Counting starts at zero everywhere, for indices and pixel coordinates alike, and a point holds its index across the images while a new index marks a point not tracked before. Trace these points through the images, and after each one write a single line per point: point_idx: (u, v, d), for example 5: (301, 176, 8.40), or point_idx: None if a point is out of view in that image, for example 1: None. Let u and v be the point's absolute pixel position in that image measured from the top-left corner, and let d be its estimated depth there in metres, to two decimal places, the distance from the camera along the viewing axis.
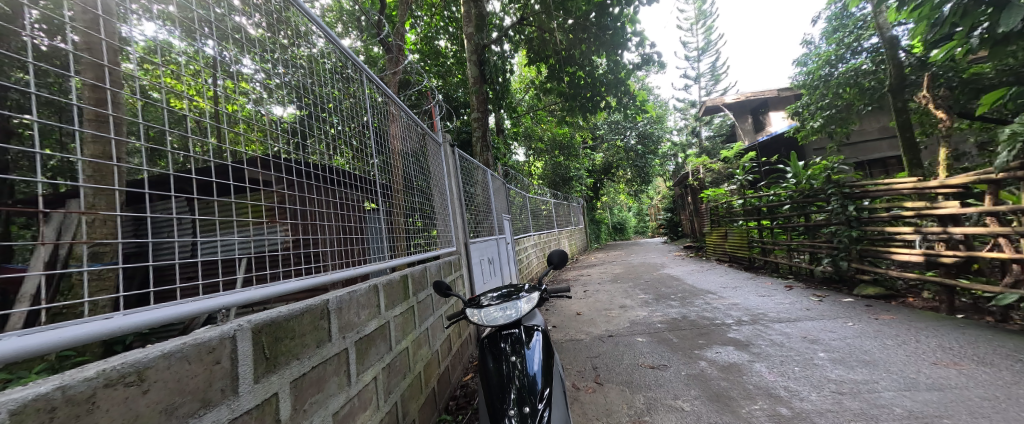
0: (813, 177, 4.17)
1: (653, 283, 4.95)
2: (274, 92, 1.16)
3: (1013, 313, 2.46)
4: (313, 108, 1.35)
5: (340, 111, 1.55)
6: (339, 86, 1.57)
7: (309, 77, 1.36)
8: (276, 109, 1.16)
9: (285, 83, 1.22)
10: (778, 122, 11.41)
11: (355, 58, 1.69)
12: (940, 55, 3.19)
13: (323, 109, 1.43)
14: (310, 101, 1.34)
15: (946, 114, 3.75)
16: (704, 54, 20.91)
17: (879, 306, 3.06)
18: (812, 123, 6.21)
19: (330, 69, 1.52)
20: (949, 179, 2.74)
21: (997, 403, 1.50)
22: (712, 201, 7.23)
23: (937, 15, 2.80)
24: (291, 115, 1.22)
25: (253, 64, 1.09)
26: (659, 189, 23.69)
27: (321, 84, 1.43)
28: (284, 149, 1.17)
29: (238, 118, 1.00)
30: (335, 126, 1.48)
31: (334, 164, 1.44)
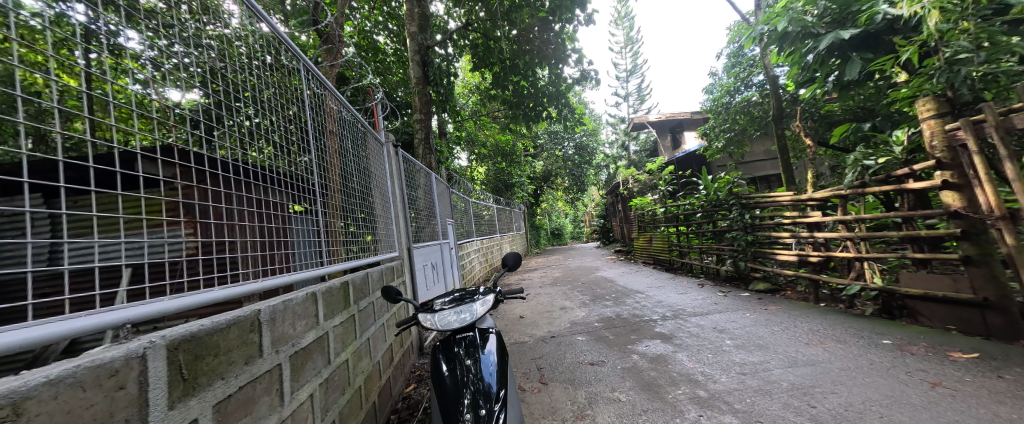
0: (719, 190, 4.84)
1: (589, 285, 5.24)
2: (168, 75, 0.96)
3: (857, 300, 3.12)
4: (223, 95, 1.15)
5: (260, 101, 1.36)
6: (258, 74, 1.37)
7: (219, 61, 1.16)
8: (172, 94, 0.96)
9: (188, 66, 1.02)
10: (691, 141, 12.94)
11: (283, 36, 1.51)
12: (807, 94, 3.95)
13: (238, 98, 1.23)
14: (220, 87, 1.14)
15: (812, 142, 4.64)
16: (631, 76, 23.06)
17: (768, 298, 3.65)
18: (715, 144, 7.21)
19: (245, 53, 1.31)
20: (813, 194, 3.36)
21: (849, 372, 1.88)
22: (639, 209, 7.93)
23: (803, 62, 3.50)
24: (192, 102, 1.02)
25: (141, 39, 0.88)
26: (592, 198, 25.29)
27: (236, 70, 1.24)
28: (185, 139, 0.98)
29: (124, 104, 0.81)
30: (252, 119, 1.29)
31: (251, 161, 1.24)
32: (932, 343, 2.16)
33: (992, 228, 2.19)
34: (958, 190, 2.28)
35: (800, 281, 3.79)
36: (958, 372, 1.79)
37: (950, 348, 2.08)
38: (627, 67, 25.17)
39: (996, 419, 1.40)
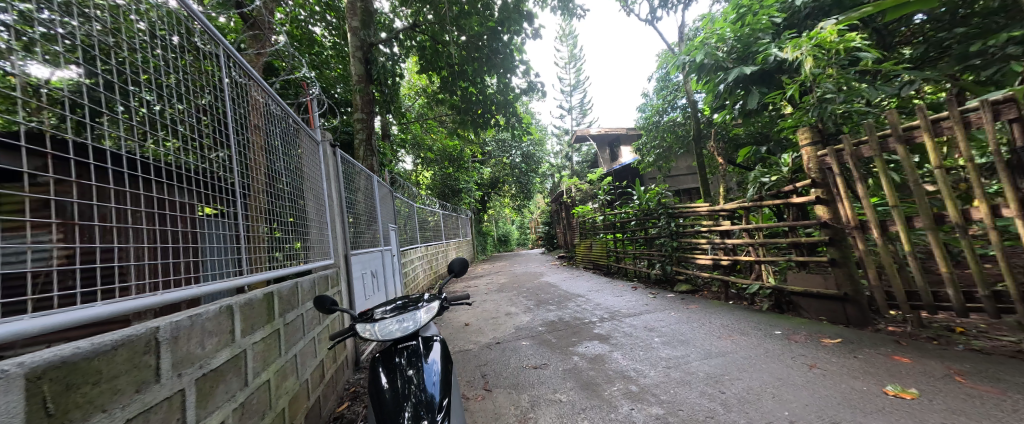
0: (649, 200, 5.30)
1: (534, 290, 5.37)
2: (31, 46, 0.73)
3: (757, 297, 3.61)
4: (114, 76, 0.93)
5: (165, 86, 1.13)
6: (163, 55, 1.15)
7: (110, 36, 0.94)
8: (34, 68, 0.74)
9: (64, 38, 0.80)
10: (627, 155, 13.96)
11: (197, 14, 1.29)
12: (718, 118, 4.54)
13: (135, 80, 1.01)
14: (111, 67, 0.92)
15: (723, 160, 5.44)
16: (575, 90, 24.31)
17: (689, 298, 4.07)
18: (647, 158, 7.91)
19: (146, 29, 1.08)
20: (724, 206, 3.83)
21: (752, 360, 2.18)
22: (581, 216, 8.35)
23: (716, 89, 4.08)
24: (66, 81, 0.80)
25: None
26: (537, 205, 26.00)
27: (134, 47, 1.02)
28: (53, 125, 0.77)
29: None
30: (153, 106, 1.07)
31: (147, 156, 1.03)
32: (812, 332, 2.59)
33: (848, 236, 2.69)
34: (827, 204, 2.77)
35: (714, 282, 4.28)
36: (828, 355, 2.17)
37: (823, 335, 2.50)
38: (571, 82, 26.52)
39: (855, 392, 1.72)
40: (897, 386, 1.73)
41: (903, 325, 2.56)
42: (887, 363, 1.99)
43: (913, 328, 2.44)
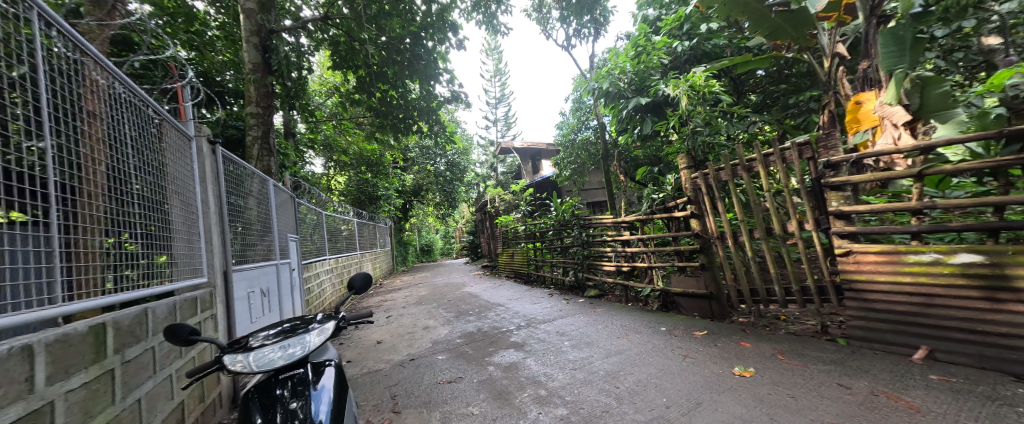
0: (565, 211, 5.66)
1: (455, 301, 5.30)
2: None
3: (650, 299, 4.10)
4: None
5: None
6: None
7: None
8: None
9: None
10: (548, 168, 14.75)
11: None
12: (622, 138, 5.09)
13: None
14: None
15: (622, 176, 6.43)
16: (500, 103, 24.97)
17: (597, 303, 4.43)
18: (565, 172, 8.49)
19: None
20: (625, 218, 4.30)
21: (643, 355, 2.46)
22: (504, 226, 8.54)
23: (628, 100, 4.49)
24: None
25: None
26: (463, 214, 25.84)
27: None
28: None
29: None
30: None
31: None
32: (688, 326, 3.04)
33: (714, 244, 3.25)
34: (699, 218, 3.32)
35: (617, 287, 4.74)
36: (698, 345, 2.59)
37: (696, 329, 2.96)
38: (497, 95, 27.19)
39: (718, 376, 2.05)
40: (743, 367, 2.14)
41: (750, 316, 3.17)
42: (737, 348, 2.45)
43: (757, 319, 3.03)
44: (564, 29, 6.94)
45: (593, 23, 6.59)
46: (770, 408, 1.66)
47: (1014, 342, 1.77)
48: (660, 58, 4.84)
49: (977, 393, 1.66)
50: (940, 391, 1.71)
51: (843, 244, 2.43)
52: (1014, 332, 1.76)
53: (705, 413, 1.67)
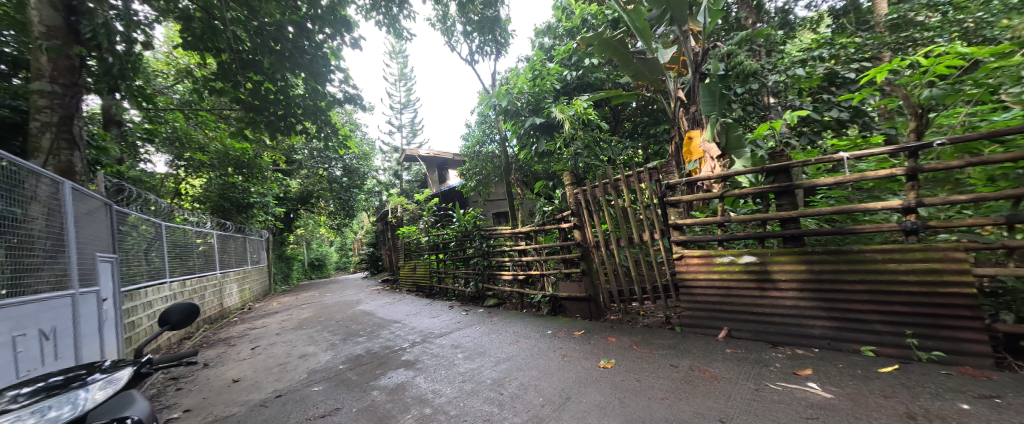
0: (466, 222, 5.68)
1: (344, 322, 4.82)
2: None
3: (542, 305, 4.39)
4: None
5: None
6: None
7: None
8: None
9: None
10: (454, 178, 14.68)
11: None
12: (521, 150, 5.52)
13: None
14: None
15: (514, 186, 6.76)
16: (406, 108, 24.02)
17: (495, 312, 4.54)
18: (470, 183, 8.60)
19: None
20: (522, 229, 4.53)
21: (530, 361, 2.64)
22: (406, 237, 8.16)
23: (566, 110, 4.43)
24: None
25: None
26: (362, 224, 23.90)
27: None
28: None
29: None
30: None
31: None
32: (569, 329, 3.43)
33: (591, 253, 3.75)
34: (580, 229, 3.79)
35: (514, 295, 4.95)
36: (576, 346, 2.94)
37: (575, 329, 3.41)
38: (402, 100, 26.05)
39: (589, 375, 2.33)
40: (606, 359, 2.61)
41: (620, 314, 3.67)
42: (606, 347, 2.84)
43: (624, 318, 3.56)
44: (467, 44, 7.13)
45: (495, 41, 6.97)
46: (623, 398, 1.97)
47: (771, 319, 2.67)
48: (552, 84, 5.43)
49: (752, 360, 2.42)
50: (730, 360, 2.45)
51: (679, 251, 3.18)
52: (771, 312, 2.66)
53: (573, 406, 1.91)
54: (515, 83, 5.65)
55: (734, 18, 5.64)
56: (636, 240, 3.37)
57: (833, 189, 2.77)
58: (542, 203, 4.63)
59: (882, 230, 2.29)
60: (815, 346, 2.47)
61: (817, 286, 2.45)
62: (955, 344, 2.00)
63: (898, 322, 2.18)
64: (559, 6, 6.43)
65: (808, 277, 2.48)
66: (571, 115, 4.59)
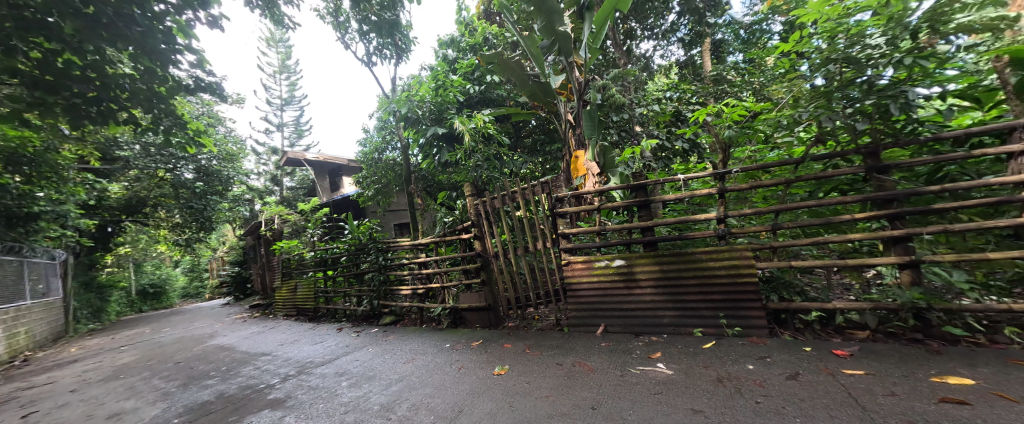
0: (359, 235, 5.20)
1: (191, 362, 3.88)
2: None
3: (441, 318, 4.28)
4: None
5: None
6: None
7: None
8: None
9: None
10: (349, 187, 13.40)
11: None
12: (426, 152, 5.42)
13: None
14: None
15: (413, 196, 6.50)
16: (288, 105, 21.02)
17: (390, 330, 4.26)
18: (367, 192, 7.99)
19: None
20: (422, 240, 4.37)
21: (423, 377, 2.55)
22: (284, 252, 7.07)
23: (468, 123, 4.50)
24: None
25: None
26: (225, 239, 19.84)
27: None
28: None
29: None
30: None
31: None
32: (468, 339, 3.43)
33: (490, 262, 3.80)
34: (481, 239, 3.82)
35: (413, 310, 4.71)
36: (472, 357, 2.93)
37: (473, 340, 3.39)
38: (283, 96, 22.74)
39: (484, 383, 2.36)
40: (500, 366, 2.65)
41: (516, 321, 3.82)
42: (501, 354, 2.93)
43: (519, 324, 3.69)
44: (364, 44, 6.68)
45: (394, 46, 6.70)
46: (513, 401, 2.05)
47: (632, 313, 3.14)
48: (456, 96, 5.44)
49: (621, 349, 2.79)
50: (605, 352, 2.76)
51: (566, 257, 3.48)
52: (633, 307, 3.13)
53: (464, 418, 1.88)
54: (418, 90, 5.50)
55: (611, 56, 6.59)
56: (531, 249, 3.57)
57: (677, 204, 3.46)
58: (443, 214, 4.55)
59: (705, 235, 3.03)
60: (665, 333, 3.00)
61: (666, 282, 3.00)
62: (747, 320, 2.74)
63: (715, 307, 2.86)
64: (462, 21, 6.54)
65: (659, 275, 3.02)
66: (472, 128, 4.67)
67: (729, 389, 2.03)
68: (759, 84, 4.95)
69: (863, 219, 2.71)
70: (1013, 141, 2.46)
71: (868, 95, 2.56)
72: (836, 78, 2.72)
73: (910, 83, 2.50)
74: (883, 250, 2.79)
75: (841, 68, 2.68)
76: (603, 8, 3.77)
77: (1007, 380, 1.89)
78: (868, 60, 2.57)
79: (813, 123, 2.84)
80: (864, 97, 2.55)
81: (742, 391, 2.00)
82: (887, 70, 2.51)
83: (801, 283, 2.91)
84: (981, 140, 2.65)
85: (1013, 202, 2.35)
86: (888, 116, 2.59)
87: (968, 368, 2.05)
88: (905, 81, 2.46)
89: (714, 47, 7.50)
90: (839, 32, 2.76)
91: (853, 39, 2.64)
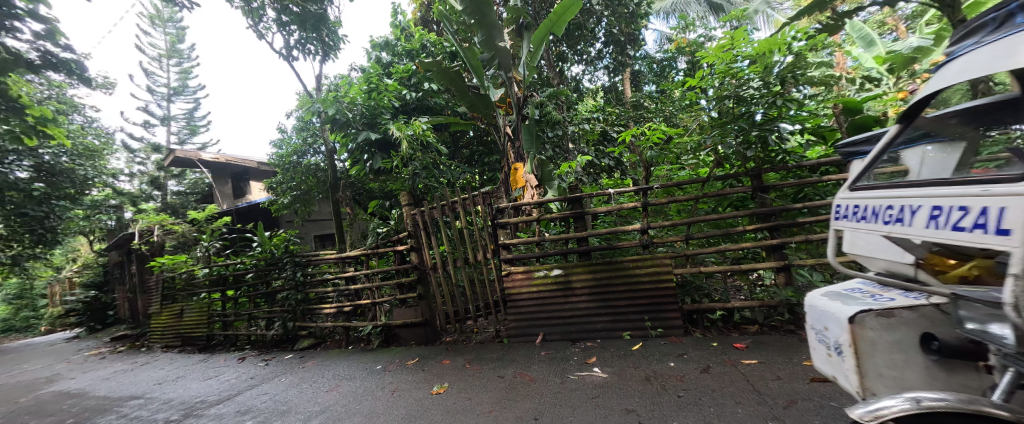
0: (272, 247, 4.59)
1: (20, 418, 2.98)
2: None
3: (370, 337, 3.95)
4: None
5: None
6: None
7: None
8: None
9: None
10: (258, 193, 11.78)
11: None
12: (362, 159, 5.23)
13: None
14: None
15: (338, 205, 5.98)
16: (178, 95, 17.85)
17: (308, 355, 3.80)
18: (282, 199, 7.12)
19: None
20: (350, 253, 4.01)
21: (350, 407, 2.31)
22: (167, 270, 5.88)
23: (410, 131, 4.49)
24: None
25: None
26: (78, 256, 15.86)
27: None
28: None
29: None
30: None
31: None
32: (402, 359, 3.21)
33: (428, 275, 3.64)
34: (418, 251, 3.64)
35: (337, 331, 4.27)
36: (406, 377, 2.75)
37: (408, 359, 3.19)
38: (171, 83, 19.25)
39: (421, 406, 2.21)
40: (439, 385, 2.52)
41: (454, 335, 3.70)
42: (439, 371, 2.80)
43: (457, 338, 3.58)
44: (283, 36, 6.05)
45: (319, 42, 6.19)
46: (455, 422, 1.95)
47: (570, 320, 3.27)
48: (391, 101, 5.20)
49: (560, 357, 2.86)
50: (545, 361, 2.82)
51: (507, 268, 3.51)
52: (570, 314, 3.26)
53: None
54: (348, 91, 5.14)
55: (545, 76, 6.97)
56: (471, 260, 3.52)
57: (607, 217, 3.73)
58: (376, 224, 4.27)
59: (632, 245, 3.33)
60: (598, 337, 3.18)
61: (600, 289, 3.20)
62: (667, 321, 3.05)
63: (642, 310, 3.12)
64: (397, 25, 6.33)
65: (594, 283, 3.21)
66: (409, 135, 4.50)
67: (655, 386, 2.21)
68: (669, 112, 5.68)
69: (751, 230, 3.24)
70: (847, 170, 3.18)
71: (752, 127, 3.10)
72: (729, 112, 3.24)
73: (780, 120, 3.09)
74: (764, 256, 3.35)
75: (732, 105, 3.21)
76: (539, 30, 4.03)
77: None
78: (751, 99, 3.12)
79: (713, 149, 3.34)
80: (750, 129, 3.08)
81: (666, 387, 2.19)
82: (763, 108, 3.08)
83: (708, 286, 3.34)
84: (827, 169, 3.37)
85: None
86: (765, 147, 3.16)
87: None
88: (776, 118, 3.05)
89: (632, 76, 8.42)
90: (729, 74, 3.21)
91: (741, 81, 3.18)
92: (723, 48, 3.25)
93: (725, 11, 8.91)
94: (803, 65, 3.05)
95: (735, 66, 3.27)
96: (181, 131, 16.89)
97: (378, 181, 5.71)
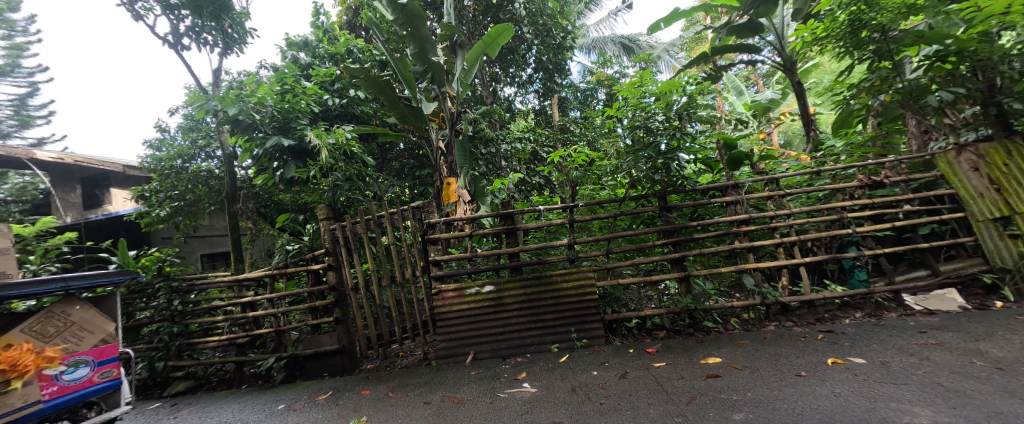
0: (143, 269, 3.65)
1: None
2: None
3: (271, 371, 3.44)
4: None
5: None
6: None
7: None
8: None
9: None
10: (120, 203, 9.47)
11: None
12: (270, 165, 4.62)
13: None
14: None
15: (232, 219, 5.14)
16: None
17: (184, 401, 3.15)
18: (156, 211, 5.82)
19: None
20: (249, 274, 3.48)
21: None
22: None
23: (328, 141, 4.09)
24: None
25: None
26: None
27: None
28: None
29: None
30: None
31: None
32: (312, 393, 2.85)
33: (348, 296, 3.32)
34: (336, 270, 3.31)
35: (225, 368, 3.61)
36: (315, 415, 2.42)
37: (318, 393, 2.82)
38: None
39: None
40: (356, 418, 2.29)
41: (376, 362, 3.39)
42: (356, 401, 2.57)
43: (379, 364, 3.30)
44: (168, 20, 5.14)
45: (219, 32, 5.39)
46: None
47: (502, 337, 3.25)
48: (308, 105, 4.76)
49: (491, 376, 2.81)
50: (475, 381, 2.74)
51: (437, 286, 3.38)
52: (501, 331, 3.25)
53: None
54: (254, 91, 4.56)
55: (478, 94, 7.07)
56: (398, 279, 3.31)
57: (537, 233, 3.84)
58: (285, 240, 3.76)
59: (559, 260, 3.50)
60: (529, 352, 3.21)
61: (530, 303, 3.28)
62: (590, 331, 3.24)
63: (568, 323, 3.27)
64: (319, 26, 5.89)
65: (524, 297, 3.28)
66: (331, 143, 4.13)
67: (581, 396, 2.30)
68: (590, 138, 6.22)
69: (659, 245, 3.64)
70: (728, 194, 3.80)
71: (659, 155, 3.51)
72: (640, 141, 3.63)
73: (679, 149, 3.54)
74: (669, 268, 3.76)
75: (641, 133, 3.63)
76: (473, 50, 4.09)
77: (735, 355, 2.80)
78: (658, 131, 3.56)
79: (628, 172, 3.69)
80: (657, 156, 3.49)
81: (590, 396, 2.30)
82: (667, 139, 3.53)
83: (625, 297, 3.63)
84: (714, 193, 3.98)
85: (728, 234, 3.63)
86: (668, 173, 3.59)
87: (717, 350, 2.95)
88: (676, 147, 3.51)
89: (559, 102, 9.08)
90: (639, 108, 3.64)
91: (649, 115, 3.61)
92: (635, 84, 3.69)
93: (635, 53, 10.20)
94: (694, 105, 3.61)
95: (643, 100, 3.71)
96: (5, 121, 12.95)
97: (287, 193, 5.10)
